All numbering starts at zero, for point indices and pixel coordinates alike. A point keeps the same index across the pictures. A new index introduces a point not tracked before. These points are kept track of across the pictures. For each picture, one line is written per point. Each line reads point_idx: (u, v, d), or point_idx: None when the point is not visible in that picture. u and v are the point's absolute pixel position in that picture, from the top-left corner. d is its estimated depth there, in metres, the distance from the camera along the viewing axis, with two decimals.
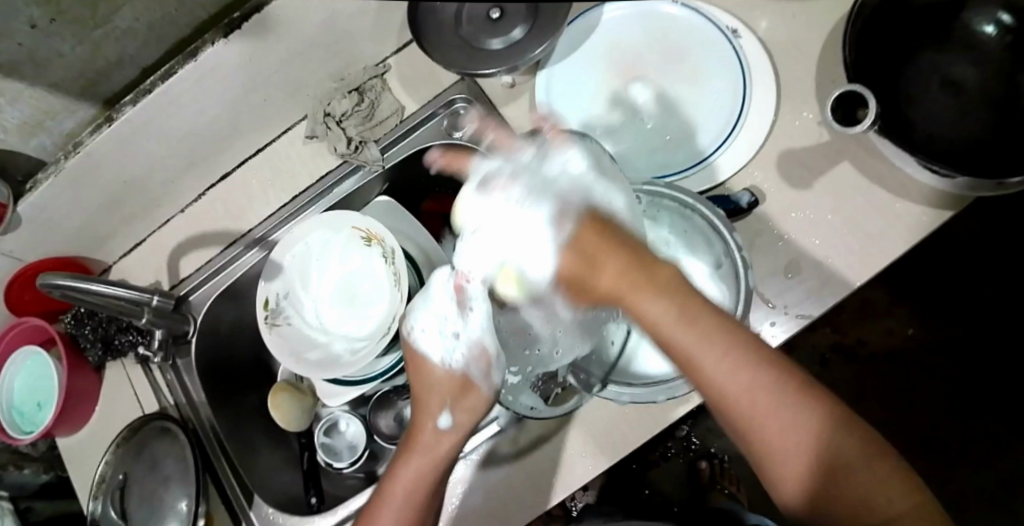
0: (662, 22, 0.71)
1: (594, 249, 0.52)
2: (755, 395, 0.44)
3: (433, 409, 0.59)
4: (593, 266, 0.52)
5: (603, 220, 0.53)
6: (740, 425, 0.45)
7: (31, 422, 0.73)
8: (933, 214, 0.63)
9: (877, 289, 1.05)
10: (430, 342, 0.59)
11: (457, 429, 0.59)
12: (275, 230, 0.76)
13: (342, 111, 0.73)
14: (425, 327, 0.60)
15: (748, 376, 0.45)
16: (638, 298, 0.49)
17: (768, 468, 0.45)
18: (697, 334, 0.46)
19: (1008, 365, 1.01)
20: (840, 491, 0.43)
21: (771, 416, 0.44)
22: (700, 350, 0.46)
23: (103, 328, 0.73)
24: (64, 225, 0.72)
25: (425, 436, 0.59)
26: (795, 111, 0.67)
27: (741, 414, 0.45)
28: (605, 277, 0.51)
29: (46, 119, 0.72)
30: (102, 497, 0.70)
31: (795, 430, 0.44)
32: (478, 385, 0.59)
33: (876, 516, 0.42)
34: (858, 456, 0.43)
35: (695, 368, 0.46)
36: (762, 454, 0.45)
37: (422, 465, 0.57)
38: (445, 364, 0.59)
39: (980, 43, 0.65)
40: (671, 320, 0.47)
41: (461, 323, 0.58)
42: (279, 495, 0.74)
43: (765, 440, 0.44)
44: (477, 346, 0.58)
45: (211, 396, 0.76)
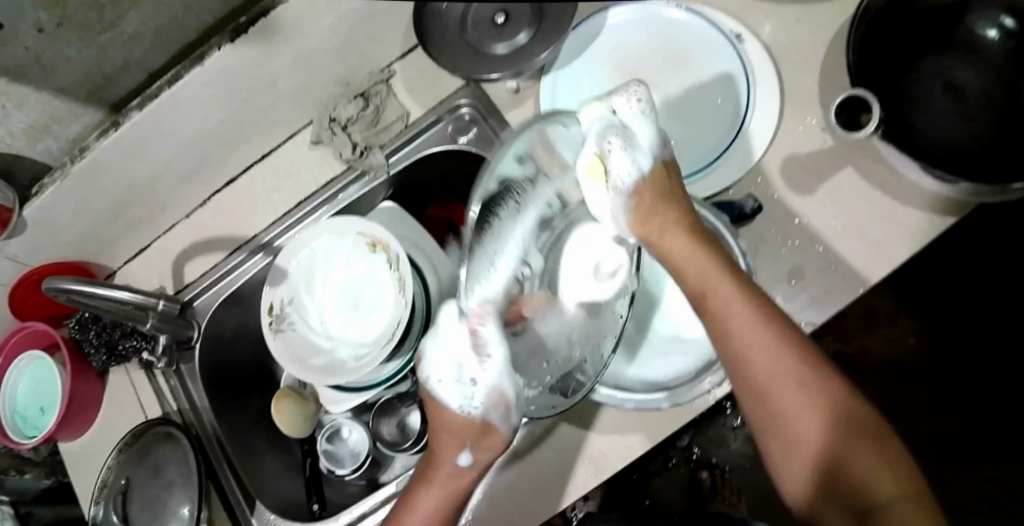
0: (666, 27, 0.71)
1: (649, 208, 0.56)
2: (784, 356, 0.48)
3: (453, 449, 0.58)
4: (652, 228, 0.56)
5: (668, 181, 0.57)
6: (763, 385, 0.49)
7: (34, 427, 0.73)
8: (937, 219, 0.63)
9: (881, 295, 1.05)
10: (447, 389, 0.57)
11: (476, 466, 0.59)
12: (281, 236, 0.76)
13: (347, 115, 0.75)
14: (440, 376, 0.57)
15: (777, 343, 0.49)
16: (681, 254, 0.55)
17: (782, 432, 0.48)
18: (735, 295, 0.51)
19: (1012, 372, 1.01)
20: (843, 463, 0.46)
21: (789, 381, 0.48)
22: (736, 308, 0.50)
23: (107, 333, 0.72)
24: (69, 230, 0.72)
25: (446, 472, 0.58)
26: (799, 117, 0.67)
27: (765, 375, 0.49)
28: (660, 236, 0.56)
29: (52, 124, 0.72)
30: (104, 502, 0.70)
31: (816, 402, 0.47)
32: (498, 427, 0.57)
33: (872, 493, 0.45)
34: (865, 434, 0.46)
35: (726, 326, 0.50)
36: (777, 416, 0.48)
37: (443, 497, 0.58)
38: (464, 410, 0.57)
39: (983, 48, 0.65)
40: (713, 276, 0.52)
41: (477, 368, 0.55)
42: (282, 502, 0.74)
43: (782, 403, 0.48)
44: (497, 392, 0.55)
45: (214, 403, 0.76)
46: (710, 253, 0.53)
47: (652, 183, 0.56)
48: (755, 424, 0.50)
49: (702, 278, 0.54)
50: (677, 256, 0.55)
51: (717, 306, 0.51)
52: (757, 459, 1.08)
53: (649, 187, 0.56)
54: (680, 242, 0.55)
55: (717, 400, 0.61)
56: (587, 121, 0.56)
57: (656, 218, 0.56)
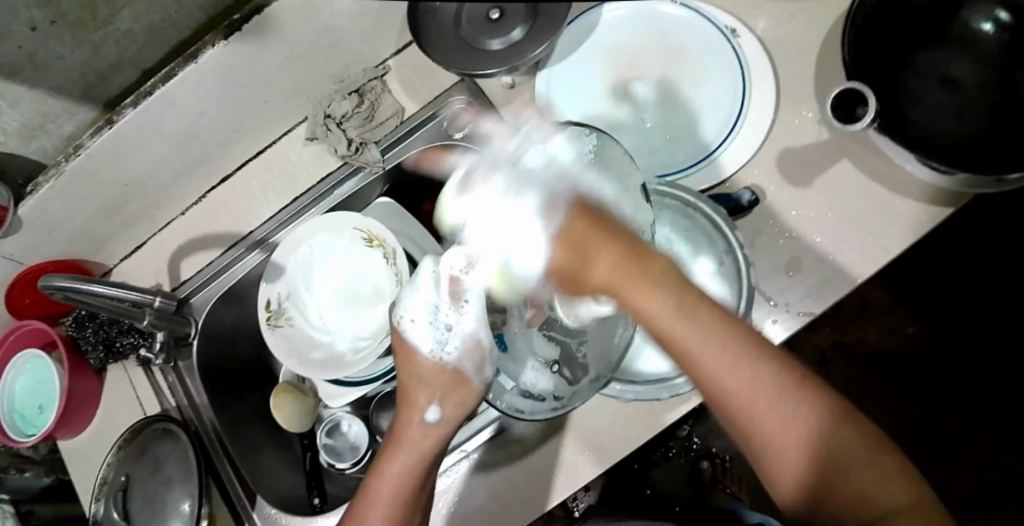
0: (662, 21, 0.70)
1: (591, 239, 0.51)
2: (756, 385, 0.44)
3: (422, 402, 0.59)
4: (585, 257, 0.52)
5: (588, 219, 0.52)
6: (738, 408, 0.45)
7: (33, 426, 0.73)
8: (933, 210, 0.63)
9: (878, 287, 1.05)
10: (420, 332, 0.59)
11: (445, 422, 0.59)
12: (276, 232, 0.76)
13: (342, 112, 0.73)
14: (414, 317, 0.59)
15: (753, 371, 0.45)
16: (626, 289, 0.49)
17: (768, 461, 0.45)
18: (699, 329, 0.46)
19: (1008, 362, 1.01)
20: (842, 483, 0.43)
21: (772, 409, 0.44)
22: (705, 342, 0.45)
23: (104, 330, 0.73)
24: (65, 228, 0.72)
25: (413, 430, 0.58)
26: (794, 111, 0.67)
27: (745, 409, 0.44)
28: (601, 271, 0.51)
29: (46, 122, 0.72)
30: (104, 499, 0.70)
31: (792, 429, 0.44)
32: (470, 378, 0.59)
33: (872, 508, 0.42)
34: (849, 455, 0.43)
35: (697, 366, 0.46)
36: (768, 446, 0.44)
37: (410, 454, 0.57)
38: (434, 354, 0.59)
39: (978, 40, 0.65)
40: (672, 315, 0.47)
41: (454, 316, 0.58)
42: (282, 496, 0.74)
43: (767, 434, 0.44)
44: (470, 339, 0.58)
45: (213, 397, 0.75)
46: (666, 287, 0.48)
47: (572, 235, 0.53)
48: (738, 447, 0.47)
49: (654, 319, 0.48)
50: (626, 291, 0.49)
51: (687, 344, 0.46)
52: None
53: (578, 226, 0.52)
54: (620, 273, 0.49)
55: None
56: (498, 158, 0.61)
57: (587, 247, 0.51)
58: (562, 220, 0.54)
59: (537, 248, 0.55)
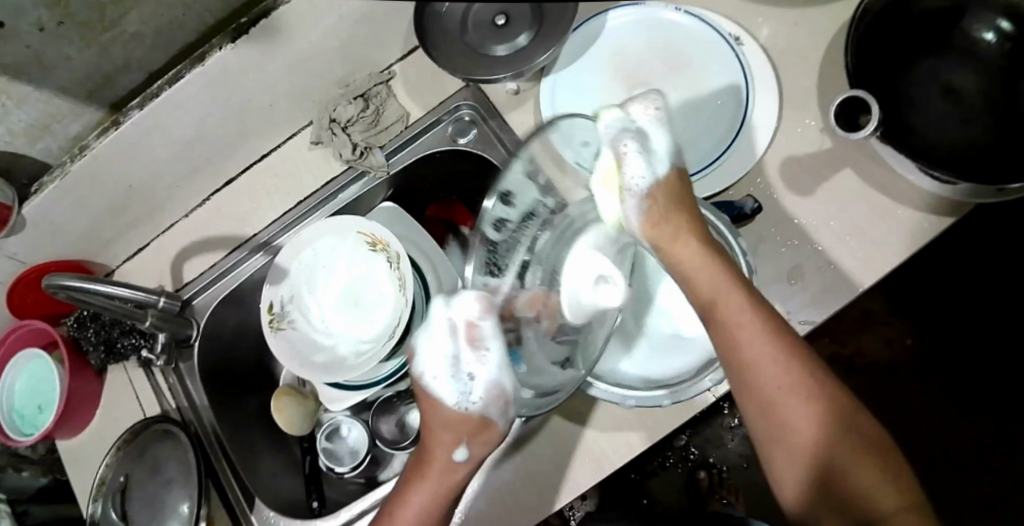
0: (666, 29, 0.71)
1: (668, 222, 0.56)
2: (795, 375, 0.50)
3: (448, 443, 0.58)
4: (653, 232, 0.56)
5: (672, 191, 0.57)
6: (776, 394, 0.50)
7: (31, 425, 0.73)
8: (936, 219, 0.63)
9: (878, 296, 1.06)
10: (442, 385, 0.58)
11: (471, 461, 0.59)
12: (280, 235, 0.76)
13: (347, 116, 0.74)
14: (436, 373, 0.57)
15: (791, 362, 0.50)
16: (689, 264, 0.55)
17: (788, 447, 0.49)
18: (750, 314, 0.51)
19: (1007, 373, 1.01)
20: (852, 475, 0.48)
21: (803, 397, 0.49)
22: (754, 326, 0.51)
23: (106, 331, 0.73)
24: (68, 229, 0.72)
25: (439, 468, 0.58)
26: (797, 119, 0.67)
27: (780, 394, 0.49)
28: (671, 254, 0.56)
29: (51, 123, 0.72)
30: (101, 499, 0.70)
31: (817, 419, 0.49)
32: (494, 423, 0.58)
33: (874, 504, 0.47)
34: (863, 450, 0.48)
35: (741, 346, 0.51)
36: (790, 432, 0.49)
37: (435, 490, 0.58)
38: (461, 406, 0.57)
39: (980, 50, 0.65)
40: (730, 300, 0.52)
41: (475, 364, 0.57)
42: (281, 501, 0.74)
43: (792, 421, 0.49)
44: (494, 387, 0.56)
45: (213, 399, 0.75)
46: (726, 274, 0.53)
47: (662, 196, 0.56)
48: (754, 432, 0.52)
49: (715, 301, 0.53)
50: (684, 267, 0.55)
51: (738, 325, 0.51)
52: (754, 458, 1.08)
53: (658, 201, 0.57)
54: (695, 257, 0.54)
55: (717, 397, 0.62)
56: (604, 125, 0.58)
57: (662, 232, 0.56)
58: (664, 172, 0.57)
59: (643, 168, 0.56)
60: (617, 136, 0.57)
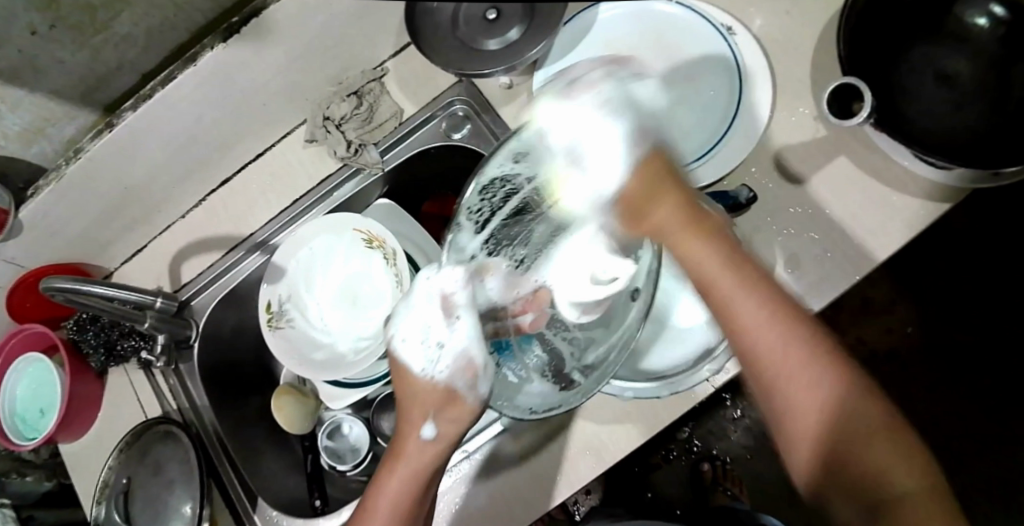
0: (658, 21, 0.71)
1: (654, 192, 0.50)
2: (796, 347, 0.45)
3: (417, 420, 0.58)
4: (644, 201, 0.50)
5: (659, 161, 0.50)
6: (775, 363, 0.45)
7: (34, 429, 0.73)
8: (931, 205, 0.63)
9: (878, 284, 1.06)
10: (412, 351, 0.58)
11: (441, 440, 0.57)
12: (278, 234, 0.76)
13: (342, 114, 0.74)
14: (407, 336, 0.59)
15: (789, 334, 0.46)
16: (683, 238, 0.49)
17: (791, 433, 0.46)
18: (744, 286, 0.47)
19: (1008, 360, 1.01)
20: (859, 457, 0.44)
21: (804, 370, 0.45)
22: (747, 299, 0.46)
23: (105, 334, 0.72)
24: (65, 232, 0.72)
25: (410, 448, 0.57)
26: (790, 108, 0.67)
27: (777, 366, 0.45)
28: (651, 222, 0.50)
29: (46, 126, 0.72)
30: (105, 502, 0.70)
31: (823, 390, 0.44)
32: (462, 397, 0.57)
33: (886, 486, 0.43)
34: (875, 427, 0.44)
35: (737, 313, 0.47)
36: (792, 412, 0.45)
37: (408, 473, 0.56)
38: (427, 374, 0.58)
39: (972, 36, 0.65)
40: (722, 269, 0.47)
41: (446, 332, 0.57)
42: (284, 499, 0.74)
43: (795, 393, 0.45)
44: (462, 357, 0.56)
45: (214, 400, 0.76)
46: (719, 242, 0.49)
47: (638, 173, 0.50)
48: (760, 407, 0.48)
49: (703, 269, 0.48)
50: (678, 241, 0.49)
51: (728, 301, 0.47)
52: (757, 450, 1.08)
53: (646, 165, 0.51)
54: (672, 222, 0.49)
55: (714, 388, 0.62)
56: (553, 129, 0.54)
57: (637, 200, 0.50)
58: (642, 150, 0.50)
59: (612, 164, 0.51)
60: (569, 151, 0.54)
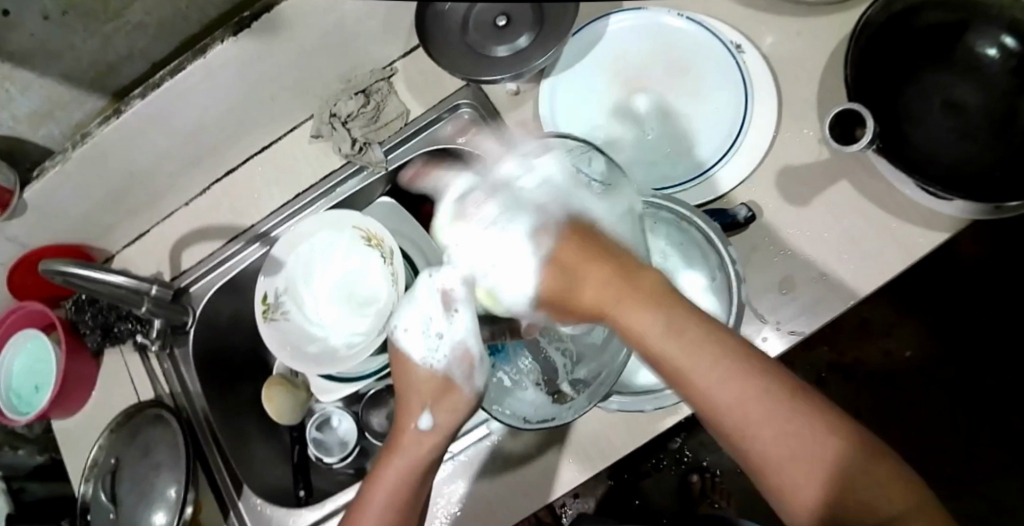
0: (667, 34, 0.71)
1: (584, 260, 0.50)
2: (755, 402, 0.44)
3: (414, 411, 0.57)
4: (573, 287, 0.51)
5: (577, 234, 0.52)
6: (738, 420, 0.44)
7: (28, 405, 0.73)
8: (930, 234, 0.63)
9: (877, 306, 1.05)
10: (412, 341, 0.58)
11: (438, 431, 0.57)
12: (278, 226, 0.77)
13: (348, 111, 0.75)
14: (408, 327, 0.58)
15: (744, 385, 0.45)
16: (625, 309, 0.48)
17: (782, 499, 0.44)
18: (692, 346, 0.46)
19: (1002, 390, 1.01)
20: (846, 498, 0.43)
21: (766, 423, 0.44)
22: (705, 366, 0.45)
23: (103, 315, 0.74)
24: (69, 214, 0.73)
25: (406, 439, 0.56)
26: (795, 129, 0.67)
27: (743, 425, 0.44)
28: (590, 295, 0.50)
29: (55, 109, 0.73)
30: (93, 480, 0.71)
31: (793, 440, 0.43)
32: (460, 386, 0.57)
33: (876, 515, 0.42)
34: (851, 464, 0.43)
35: (692, 380, 0.45)
36: (777, 476, 0.44)
37: (405, 463, 0.55)
38: (427, 363, 0.57)
39: (982, 66, 0.65)
40: (663, 338, 0.46)
41: (446, 324, 0.57)
42: (269, 488, 0.74)
43: (763, 446, 0.44)
44: (458, 347, 0.56)
45: (206, 386, 0.76)
46: (654, 305, 0.47)
47: (563, 239, 0.52)
48: (736, 461, 0.47)
49: (648, 342, 0.47)
50: (623, 313, 0.48)
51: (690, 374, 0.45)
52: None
53: (568, 245, 0.52)
54: (612, 296, 0.48)
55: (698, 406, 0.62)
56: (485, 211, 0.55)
57: (569, 274, 0.51)
58: (552, 244, 0.52)
59: (527, 265, 0.53)
60: (472, 275, 0.55)
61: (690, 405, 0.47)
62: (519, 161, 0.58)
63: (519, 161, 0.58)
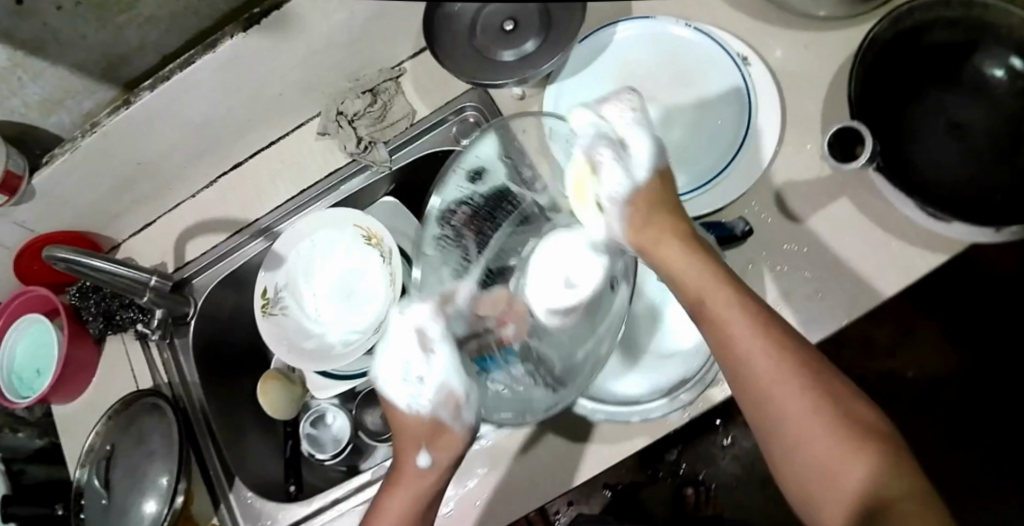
0: (675, 44, 0.71)
1: (649, 214, 0.57)
2: (789, 354, 0.47)
3: (411, 451, 0.58)
4: (642, 230, 0.56)
5: (659, 191, 0.58)
6: (770, 370, 0.47)
7: (28, 388, 0.75)
8: (930, 255, 0.63)
9: (882, 324, 1.05)
10: (396, 389, 0.59)
11: (436, 467, 0.58)
12: (281, 222, 0.78)
13: (354, 111, 0.75)
14: (387, 373, 0.59)
15: (780, 341, 0.48)
16: (683, 255, 0.54)
17: (795, 448, 0.46)
18: (736, 301, 0.50)
19: (1003, 416, 1.00)
20: (857, 460, 0.44)
21: (798, 375, 0.46)
22: (738, 313, 0.49)
23: (105, 303, 0.75)
24: (76, 201, 0.74)
25: (406, 476, 0.57)
26: (797, 144, 0.67)
27: (772, 372, 0.47)
28: (653, 240, 0.56)
29: (65, 98, 0.74)
30: (88, 466, 0.72)
31: (816, 398, 0.46)
32: (449, 426, 0.58)
33: (879, 489, 0.43)
34: (866, 433, 0.45)
35: (729, 325, 0.49)
36: (794, 431, 0.46)
37: (407, 500, 0.56)
38: (413, 409, 0.58)
39: (990, 87, 0.64)
40: (710, 281, 0.52)
41: (425, 366, 0.58)
42: (261, 480, 0.75)
43: (788, 395, 0.46)
44: (442, 389, 0.57)
45: (203, 377, 0.77)
46: (711, 259, 0.54)
47: (647, 192, 0.58)
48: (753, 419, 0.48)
49: (697, 284, 0.52)
50: (678, 261, 0.54)
51: (724, 320, 0.50)
52: (744, 479, 1.08)
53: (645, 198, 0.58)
54: (672, 242, 0.55)
55: (690, 418, 0.61)
56: (581, 129, 0.59)
57: (641, 221, 0.57)
58: (654, 178, 0.58)
59: (638, 172, 0.58)
60: (588, 148, 0.58)
61: (723, 354, 0.50)
62: (591, 105, 0.60)
63: (591, 106, 0.60)
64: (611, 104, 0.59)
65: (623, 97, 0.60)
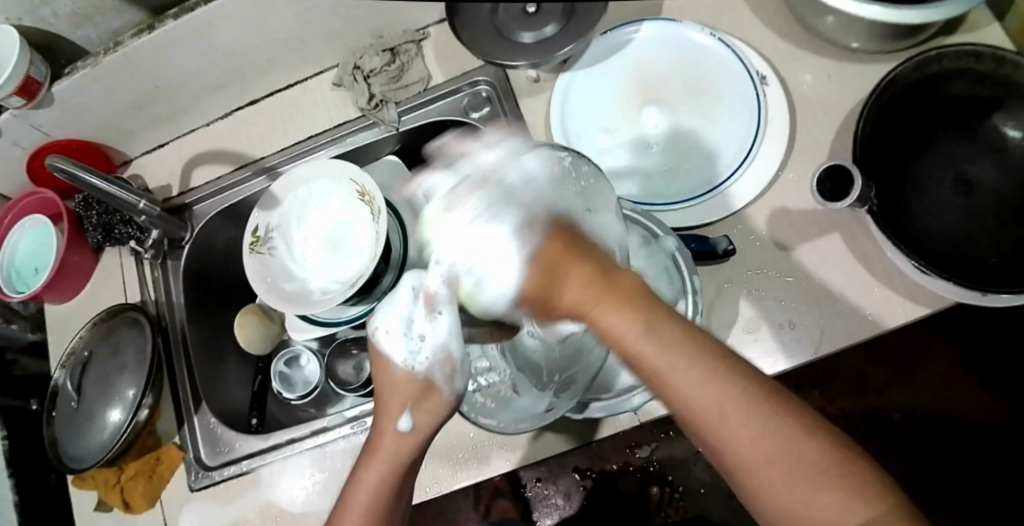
0: (695, 51, 0.71)
1: (562, 262, 0.49)
2: (727, 399, 0.43)
3: (393, 411, 0.53)
4: (554, 285, 0.49)
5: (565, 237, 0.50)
6: (712, 422, 0.43)
7: (25, 284, 0.78)
8: (911, 307, 0.62)
9: (876, 363, 0.97)
10: (393, 342, 0.54)
11: (417, 432, 0.53)
12: (286, 164, 0.80)
13: (371, 67, 0.76)
14: (390, 328, 0.54)
15: (722, 386, 0.43)
16: (601, 314, 0.47)
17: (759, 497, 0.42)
18: (671, 351, 0.44)
19: (986, 479, 0.95)
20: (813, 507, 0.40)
21: (741, 416, 0.42)
22: (680, 372, 0.44)
23: (106, 216, 0.77)
24: (92, 113, 0.76)
25: (385, 440, 0.52)
26: (799, 172, 0.67)
27: (721, 421, 0.43)
28: (570, 295, 0.49)
29: (94, 13, 0.76)
30: (67, 368, 0.76)
31: (767, 440, 0.42)
32: (440, 387, 0.53)
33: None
34: (822, 467, 0.41)
35: (669, 380, 0.44)
36: (754, 482, 0.42)
37: (385, 465, 0.52)
38: (408, 365, 0.53)
39: (1004, 145, 0.63)
40: (639, 336, 0.45)
41: (428, 326, 0.53)
42: (226, 408, 0.79)
43: (737, 438, 0.42)
44: (440, 351, 0.53)
45: (189, 301, 0.80)
46: (635, 305, 0.46)
47: (542, 254, 0.50)
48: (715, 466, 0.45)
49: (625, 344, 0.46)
50: (601, 318, 0.47)
51: (658, 372, 0.44)
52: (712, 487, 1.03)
53: (551, 244, 0.50)
54: (589, 298, 0.48)
55: (635, 422, 0.64)
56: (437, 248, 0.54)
57: (545, 289, 0.50)
58: (538, 241, 0.50)
59: (509, 263, 0.51)
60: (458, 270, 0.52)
61: (669, 404, 0.45)
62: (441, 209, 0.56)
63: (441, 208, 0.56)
64: (451, 217, 0.54)
65: (463, 201, 0.54)
